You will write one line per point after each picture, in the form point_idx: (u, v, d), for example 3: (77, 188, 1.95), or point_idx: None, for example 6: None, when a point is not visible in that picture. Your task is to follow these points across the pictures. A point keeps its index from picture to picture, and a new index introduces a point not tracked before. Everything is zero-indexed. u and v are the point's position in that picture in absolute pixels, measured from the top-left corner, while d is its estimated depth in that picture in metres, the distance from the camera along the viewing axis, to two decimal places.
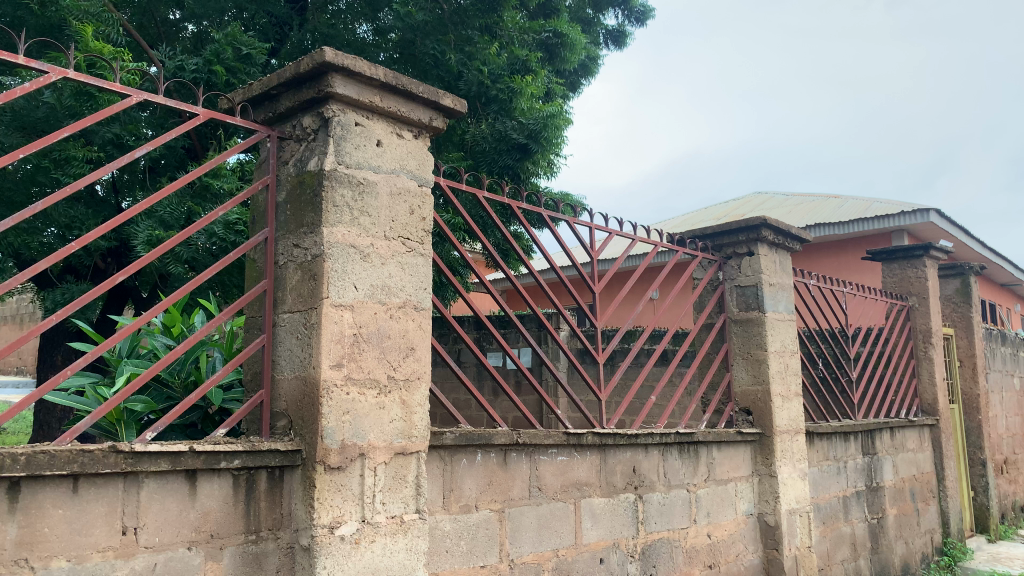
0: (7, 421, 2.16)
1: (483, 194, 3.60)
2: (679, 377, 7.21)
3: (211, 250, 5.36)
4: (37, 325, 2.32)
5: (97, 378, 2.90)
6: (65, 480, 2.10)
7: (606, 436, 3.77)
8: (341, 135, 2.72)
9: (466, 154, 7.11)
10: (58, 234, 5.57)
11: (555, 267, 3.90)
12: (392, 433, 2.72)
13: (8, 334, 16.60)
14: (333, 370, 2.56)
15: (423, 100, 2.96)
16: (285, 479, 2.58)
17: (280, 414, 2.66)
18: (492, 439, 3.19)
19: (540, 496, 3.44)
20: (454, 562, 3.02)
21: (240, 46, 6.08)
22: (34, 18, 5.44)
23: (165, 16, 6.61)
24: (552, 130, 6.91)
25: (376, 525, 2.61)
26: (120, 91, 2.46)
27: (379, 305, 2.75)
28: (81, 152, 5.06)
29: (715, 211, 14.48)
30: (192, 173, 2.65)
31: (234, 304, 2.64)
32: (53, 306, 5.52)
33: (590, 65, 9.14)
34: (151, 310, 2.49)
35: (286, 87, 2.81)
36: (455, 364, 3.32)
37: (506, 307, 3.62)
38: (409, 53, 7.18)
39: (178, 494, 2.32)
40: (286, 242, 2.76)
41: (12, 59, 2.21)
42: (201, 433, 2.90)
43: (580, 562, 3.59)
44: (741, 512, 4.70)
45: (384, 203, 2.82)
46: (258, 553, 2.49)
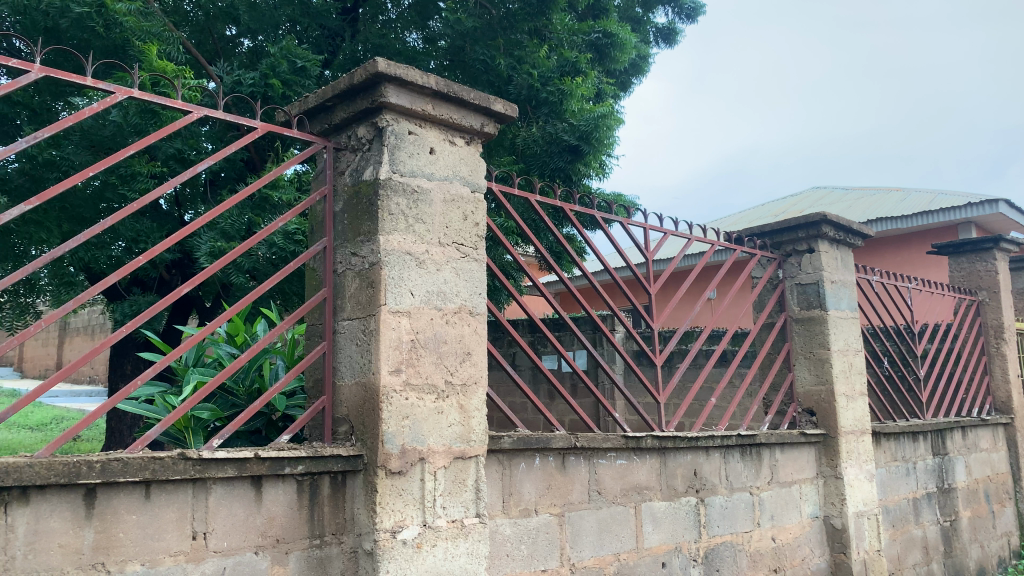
0: (82, 429, 2.23)
1: (535, 197, 3.57)
2: (740, 378, 7.10)
3: (272, 260, 5.48)
4: (109, 337, 2.41)
5: (166, 388, 3.00)
6: (137, 487, 2.17)
7: (666, 439, 3.73)
8: (395, 145, 2.75)
9: (517, 157, 7.08)
10: (124, 248, 5.75)
11: (610, 268, 3.84)
12: (451, 437, 2.74)
13: (80, 343, 17.16)
14: (392, 375, 2.59)
15: (474, 106, 2.97)
16: (347, 484, 2.62)
17: (342, 420, 2.70)
18: (550, 443, 3.18)
19: (600, 500, 3.42)
20: (515, 566, 3.02)
21: (295, 58, 6.19)
22: (99, 39, 5.56)
23: (223, 32, 6.81)
24: (604, 131, 6.84)
25: (437, 529, 2.63)
26: (181, 108, 2.54)
27: (435, 311, 2.77)
28: (146, 168, 5.23)
29: (772, 207, 14.23)
30: (252, 185, 2.71)
31: (295, 312, 2.69)
32: (122, 318, 5.70)
33: (640, 65, 9.09)
34: (216, 319, 2.56)
35: (340, 98, 2.85)
36: (511, 368, 3.30)
37: (560, 310, 3.58)
38: (459, 59, 7.21)
39: (245, 500, 2.37)
40: (344, 251, 2.80)
41: (81, 81, 2.29)
42: (266, 439, 2.97)
43: (642, 565, 3.55)
44: (806, 515, 4.60)
45: (438, 210, 2.84)
46: (322, 557, 2.53)
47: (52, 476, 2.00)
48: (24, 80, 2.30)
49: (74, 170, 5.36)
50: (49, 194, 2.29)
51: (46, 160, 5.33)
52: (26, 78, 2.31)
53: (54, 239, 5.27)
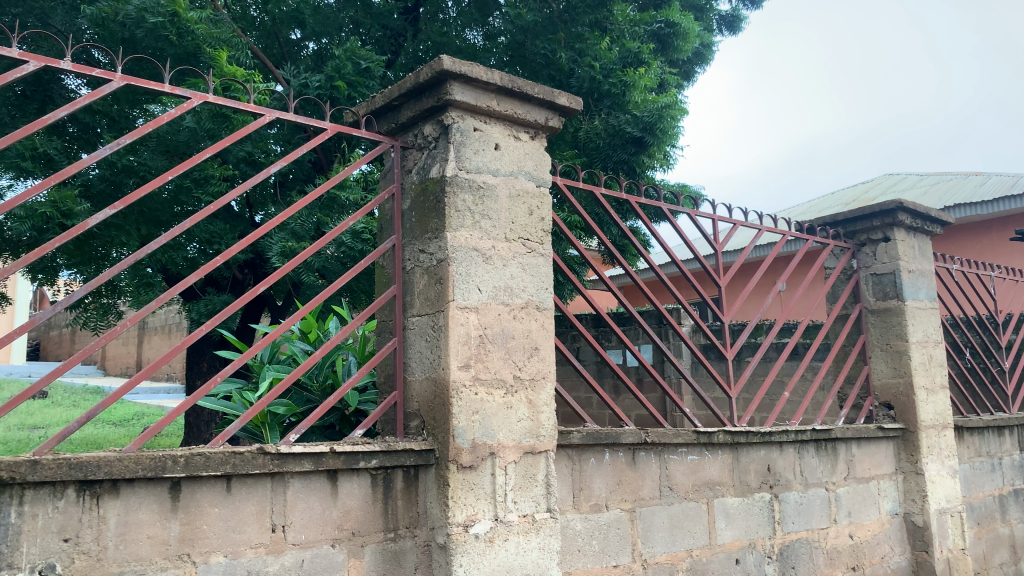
0: (165, 426, 2.31)
1: (600, 190, 3.53)
2: (813, 372, 6.93)
3: (341, 259, 5.59)
4: (188, 336, 2.48)
5: (243, 384, 3.09)
6: (219, 480, 2.23)
7: (738, 434, 3.66)
8: (461, 141, 2.77)
9: (580, 151, 7.07)
10: (198, 249, 5.92)
11: (677, 260, 3.78)
12: (520, 432, 2.74)
13: (158, 342, 17.79)
14: (461, 371, 2.61)
15: (538, 101, 2.97)
16: (420, 478, 2.65)
17: (413, 414, 2.73)
18: (620, 438, 3.16)
19: (671, 496, 3.38)
20: (587, 562, 3.01)
21: (359, 59, 6.28)
22: (172, 48, 5.73)
23: (288, 36, 6.96)
24: (668, 121, 6.75)
25: (509, 524, 2.64)
26: (254, 112, 2.60)
27: (502, 307, 2.78)
28: (218, 171, 5.39)
29: (843, 196, 13.88)
30: (321, 186, 2.76)
31: (365, 309, 2.72)
32: (198, 318, 5.88)
33: (704, 53, 8.95)
34: (290, 318, 2.61)
35: (406, 98, 2.88)
36: (578, 362, 3.28)
37: (627, 304, 3.53)
38: (520, 54, 7.19)
39: (321, 493, 2.42)
40: (412, 248, 2.83)
41: (159, 88, 2.37)
42: (340, 434, 3.03)
43: (715, 562, 3.50)
44: (885, 511, 4.46)
45: (504, 205, 2.85)
46: (397, 550, 2.56)
47: (140, 470, 2.08)
48: (106, 89, 2.39)
49: (151, 175, 5.56)
50: (132, 198, 2.38)
51: (125, 166, 5.53)
52: (108, 87, 2.39)
53: (132, 241, 5.46)
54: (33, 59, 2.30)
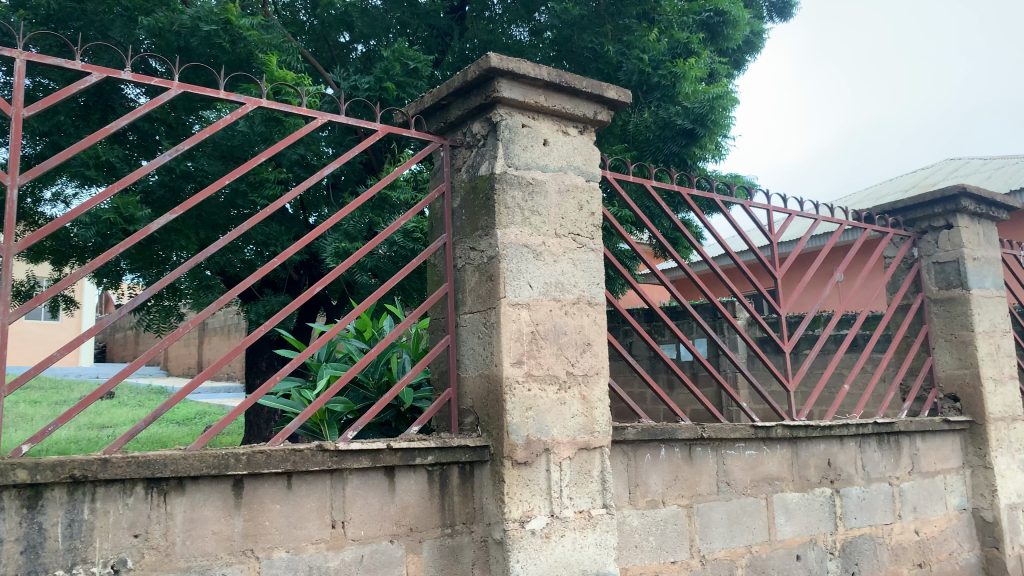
0: (227, 425, 2.37)
1: (650, 182, 3.49)
2: (874, 364, 6.76)
3: (393, 259, 5.65)
4: (248, 337, 2.54)
5: (301, 382, 3.16)
6: (280, 477, 2.28)
7: (797, 428, 3.60)
8: (509, 138, 2.77)
9: (630, 144, 7.02)
10: (255, 251, 6.05)
11: (731, 252, 3.72)
12: (575, 428, 2.74)
13: (218, 343, 18.21)
14: (514, 367, 2.61)
15: (587, 95, 2.95)
16: (475, 474, 2.66)
17: (467, 411, 2.75)
18: (676, 434, 3.13)
19: (729, 492, 3.34)
20: (644, 558, 2.99)
21: (407, 60, 6.32)
22: (226, 54, 5.84)
23: (337, 39, 7.09)
24: (719, 112, 6.68)
25: (565, 520, 2.64)
26: (306, 116, 2.65)
27: (554, 302, 2.78)
28: (272, 175, 5.51)
29: (901, 182, 13.54)
30: (373, 187, 2.79)
31: (418, 307, 2.75)
32: (257, 318, 6.01)
33: (754, 41, 8.79)
34: (345, 317, 2.65)
35: (455, 96, 2.90)
36: (631, 357, 3.25)
37: (680, 297, 3.48)
38: (567, 48, 7.15)
39: (379, 490, 2.46)
40: (463, 246, 2.85)
41: (216, 95, 2.42)
42: (396, 430, 3.08)
43: (775, 558, 3.45)
44: (952, 507, 4.34)
45: (553, 201, 2.85)
46: (454, 546, 2.59)
47: (204, 468, 2.13)
48: (165, 97, 2.45)
49: (208, 180, 5.69)
50: (191, 203, 2.45)
51: (183, 172, 5.66)
52: (166, 95, 2.45)
53: (192, 245, 5.59)
54: (95, 71, 2.37)
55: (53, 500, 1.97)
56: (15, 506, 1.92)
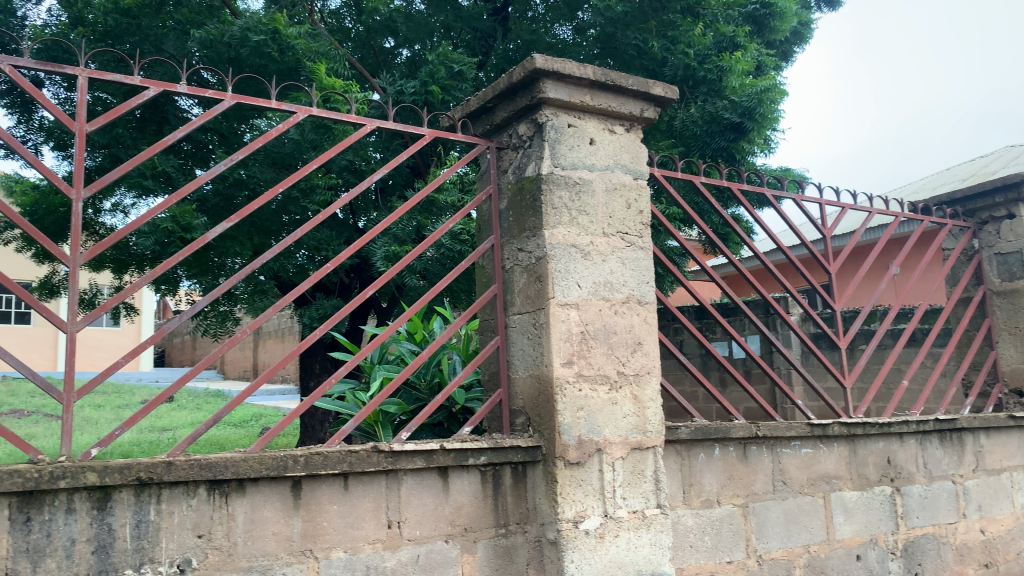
0: (285, 427, 2.42)
1: (699, 177, 3.44)
2: (934, 359, 6.59)
3: (442, 261, 5.70)
4: (303, 341, 2.59)
5: (355, 384, 3.21)
6: (337, 478, 2.32)
7: (854, 425, 3.53)
8: (555, 139, 2.77)
9: (677, 140, 6.96)
10: (307, 256, 6.17)
11: (783, 247, 3.65)
12: (627, 428, 2.73)
13: (272, 347, 18.55)
14: (564, 367, 2.62)
15: (633, 92, 2.94)
16: (528, 474, 2.67)
17: (518, 411, 2.76)
18: (730, 433, 3.10)
19: (785, 491, 3.29)
20: (700, 558, 2.97)
21: (452, 63, 6.36)
22: (275, 64, 5.92)
23: (381, 45, 7.21)
24: (768, 105, 6.56)
25: (619, 520, 2.63)
26: (355, 122, 2.69)
27: (603, 302, 2.77)
28: (323, 181, 5.61)
29: (959, 171, 13.16)
30: (421, 191, 2.83)
31: (468, 309, 2.77)
32: (310, 322, 6.12)
33: (803, 31, 8.63)
34: (396, 320, 2.69)
35: (500, 98, 2.91)
36: (683, 355, 3.23)
37: (731, 294, 3.43)
38: (610, 46, 7.10)
39: (433, 490, 2.48)
40: (511, 247, 2.86)
41: (267, 105, 2.48)
42: (448, 431, 3.11)
43: (835, 558, 3.39)
44: (1019, 505, 4.20)
45: (601, 200, 2.84)
46: (508, 546, 2.60)
47: (264, 470, 2.18)
48: (219, 108, 2.51)
49: (260, 188, 5.80)
50: (246, 212, 2.51)
51: (236, 180, 5.78)
52: (220, 106, 2.52)
53: (246, 251, 5.71)
54: (153, 85, 2.44)
55: (121, 501, 2.04)
56: (86, 507, 2.00)
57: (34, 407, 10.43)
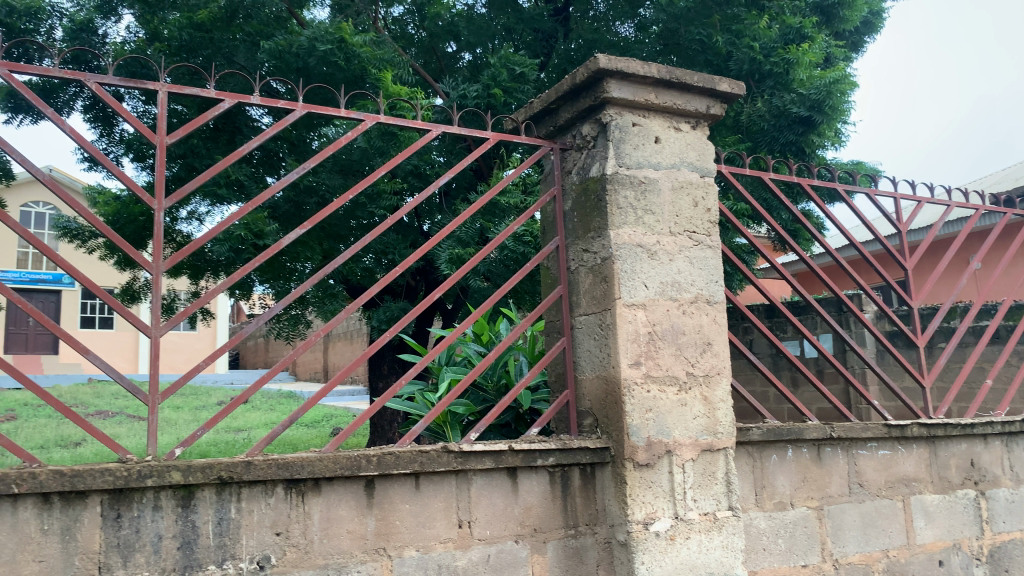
0: (357, 428, 2.48)
1: (767, 174, 3.37)
2: (1019, 357, 6.31)
3: (506, 262, 5.72)
4: (373, 343, 2.64)
5: (423, 385, 3.26)
6: (408, 478, 2.36)
7: (935, 426, 3.41)
8: (620, 138, 2.76)
9: (744, 135, 6.83)
10: (374, 260, 6.27)
11: (856, 243, 3.55)
12: (697, 429, 2.70)
13: (341, 348, 18.91)
14: (632, 368, 2.60)
15: (698, 89, 2.90)
16: (597, 476, 2.67)
17: (586, 412, 2.76)
18: (803, 434, 3.03)
19: (862, 493, 3.20)
20: (774, 561, 2.92)
21: (513, 65, 6.36)
22: (342, 72, 6.03)
23: (444, 49, 7.33)
24: (838, 97, 6.38)
25: (690, 522, 2.61)
26: (421, 128, 2.73)
27: (671, 302, 2.75)
28: (389, 186, 5.71)
29: None
30: (487, 193, 2.85)
31: (534, 310, 2.78)
32: (378, 325, 6.22)
33: (874, 21, 8.37)
34: (464, 322, 2.72)
35: (564, 99, 2.91)
36: (753, 355, 3.17)
37: (802, 291, 3.35)
38: (674, 42, 7.01)
39: (503, 490, 2.50)
40: (576, 248, 2.86)
41: (337, 114, 2.53)
42: (516, 432, 3.13)
43: (915, 563, 3.28)
44: None
45: (667, 198, 2.82)
46: (578, 547, 2.60)
47: (338, 469, 2.23)
48: (291, 118, 2.58)
49: (329, 194, 5.94)
50: (318, 218, 2.58)
51: (306, 187, 5.93)
52: (292, 116, 2.59)
53: (316, 255, 5.85)
54: (228, 97, 2.52)
55: (203, 499, 2.12)
56: (172, 505, 2.08)
57: (118, 408, 10.86)
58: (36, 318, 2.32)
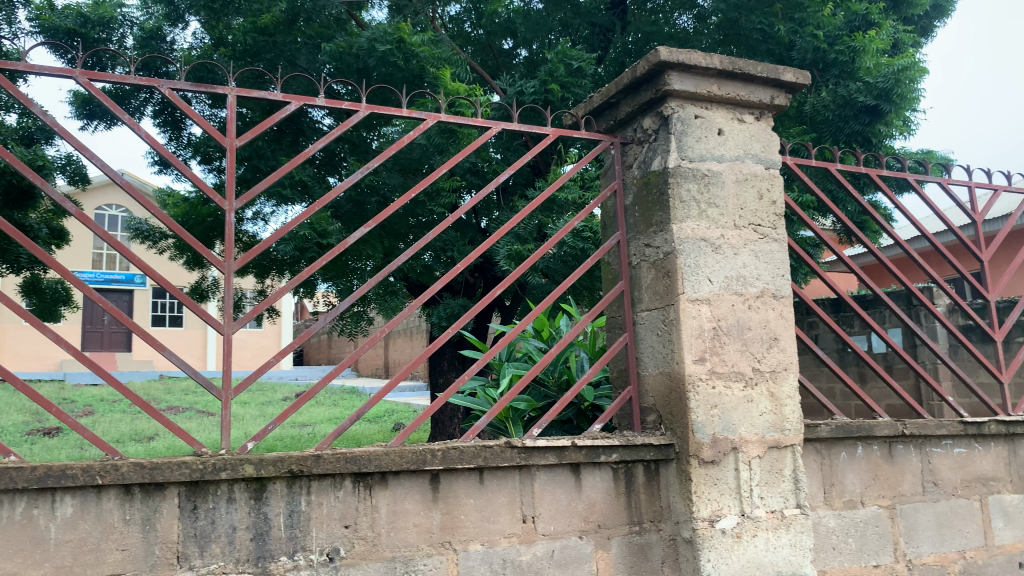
0: (421, 423, 2.51)
1: (834, 164, 3.28)
2: None
3: (564, 258, 5.72)
4: (436, 339, 2.68)
5: (485, 381, 3.28)
6: (472, 472, 2.39)
7: (1013, 423, 3.29)
8: (682, 131, 2.73)
9: (808, 126, 6.69)
10: (433, 257, 6.34)
11: (928, 234, 3.43)
12: (763, 426, 2.66)
13: (402, 345, 19.13)
14: (696, 364, 2.58)
15: (762, 80, 2.85)
16: (661, 472, 2.65)
17: (649, 409, 2.74)
18: (874, 431, 2.96)
19: (936, 493, 3.11)
20: (844, 560, 2.86)
21: (571, 60, 6.35)
22: (401, 72, 6.09)
23: (501, 46, 7.37)
24: (907, 85, 6.20)
25: (757, 519, 2.57)
26: (482, 125, 2.74)
27: (736, 297, 2.71)
28: (448, 184, 5.75)
29: None
30: (547, 189, 2.85)
31: (596, 306, 2.78)
32: (438, 322, 6.28)
33: (944, 5, 8.09)
34: (525, 318, 2.73)
35: (624, 93, 2.89)
36: (820, 350, 3.11)
37: (871, 284, 3.26)
38: (734, 32, 6.90)
39: (566, 486, 2.51)
40: (637, 243, 2.84)
41: (399, 113, 2.57)
42: (578, 428, 3.13)
43: (994, 565, 3.17)
44: None
45: (731, 191, 2.78)
46: (642, 543, 2.59)
47: (404, 463, 2.27)
48: (354, 119, 2.63)
49: (390, 193, 6.03)
50: (381, 217, 2.63)
51: (368, 186, 6.02)
52: (355, 116, 2.63)
53: (377, 254, 5.93)
54: (294, 100, 2.58)
55: (275, 492, 2.17)
56: (245, 497, 2.14)
57: (188, 403, 11.18)
58: (114, 316, 2.41)
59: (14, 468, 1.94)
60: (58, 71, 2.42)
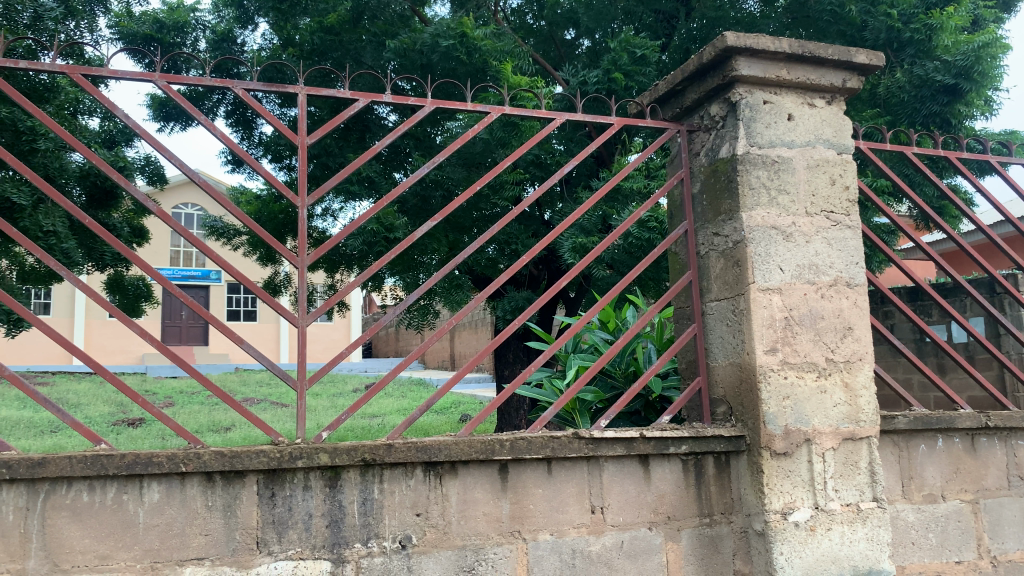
0: (489, 413, 2.53)
1: (911, 148, 3.16)
2: None
3: (629, 248, 5.68)
4: (503, 330, 2.70)
5: (552, 372, 3.29)
6: (541, 463, 2.40)
7: None
8: (750, 117, 2.68)
9: (882, 108, 6.48)
10: (497, 250, 6.38)
11: (1013, 218, 3.29)
12: (838, 418, 2.60)
13: (469, 337, 19.29)
14: (767, 355, 2.54)
15: (834, 63, 2.78)
16: (731, 464, 2.62)
17: (719, 400, 2.71)
18: (955, 423, 2.86)
19: (1022, 487, 2.99)
20: (924, 556, 2.78)
21: (634, 48, 6.28)
22: (464, 67, 6.12)
23: (563, 37, 7.43)
24: (988, 63, 5.93)
25: (831, 512, 2.52)
26: (546, 117, 2.74)
27: (808, 285, 2.65)
28: (511, 177, 5.77)
29: None
30: (612, 180, 2.83)
31: (663, 297, 2.75)
32: (503, 314, 6.32)
33: None
34: (591, 309, 2.72)
35: (690, 80, 2.85)
36: (897, 340, 3.01)
37: (951, 271, 3.14)
38: (803, 14, 6.71)
39: (634, 477, 2.50)
40: (706, 232, 2.80)
41: (463, 107, 2.59)
42: (645, 419, 3.12)
43: None
44: None
45: (802, 177, 2.72)
46: (713, 536, 2.56)
47: (473, 453, 2.30)
48: (420, 114, 2.66)
49: (453, 187, 6.08)
50: (448, 211, 2.66)
51: (434, 180, 6.10)
52: (421, 111, 2.66)
53: (442, 247, 6.00)
54: (362, 97, 2.62)
55: (349, 480, 2.23)
56: (320, 485, 2.21)
57: (263, 395, 11.54)
58: (194, 309, 2.50)
59: (105, 455, 2.04)
60: (139, 75, 2.52)
